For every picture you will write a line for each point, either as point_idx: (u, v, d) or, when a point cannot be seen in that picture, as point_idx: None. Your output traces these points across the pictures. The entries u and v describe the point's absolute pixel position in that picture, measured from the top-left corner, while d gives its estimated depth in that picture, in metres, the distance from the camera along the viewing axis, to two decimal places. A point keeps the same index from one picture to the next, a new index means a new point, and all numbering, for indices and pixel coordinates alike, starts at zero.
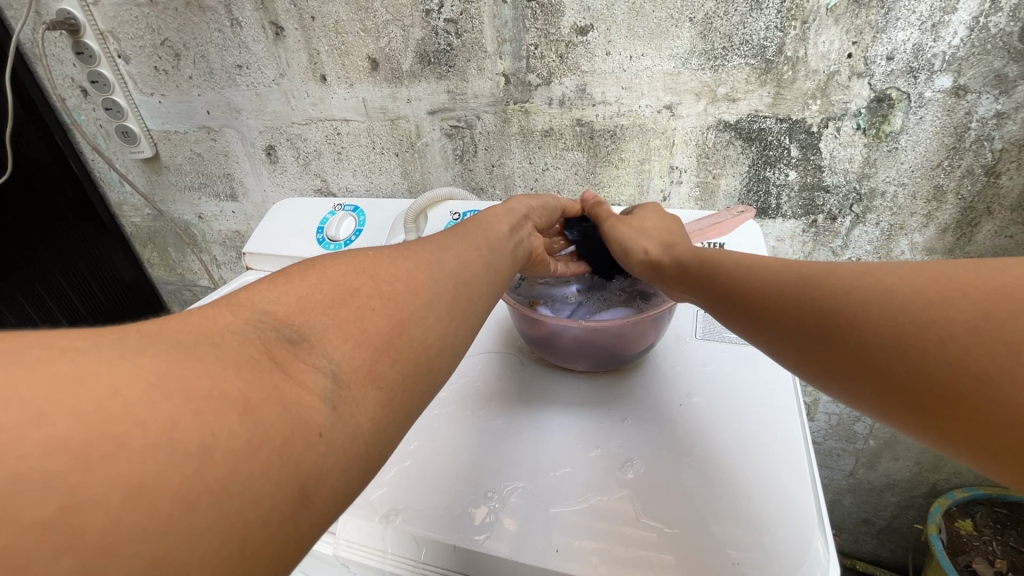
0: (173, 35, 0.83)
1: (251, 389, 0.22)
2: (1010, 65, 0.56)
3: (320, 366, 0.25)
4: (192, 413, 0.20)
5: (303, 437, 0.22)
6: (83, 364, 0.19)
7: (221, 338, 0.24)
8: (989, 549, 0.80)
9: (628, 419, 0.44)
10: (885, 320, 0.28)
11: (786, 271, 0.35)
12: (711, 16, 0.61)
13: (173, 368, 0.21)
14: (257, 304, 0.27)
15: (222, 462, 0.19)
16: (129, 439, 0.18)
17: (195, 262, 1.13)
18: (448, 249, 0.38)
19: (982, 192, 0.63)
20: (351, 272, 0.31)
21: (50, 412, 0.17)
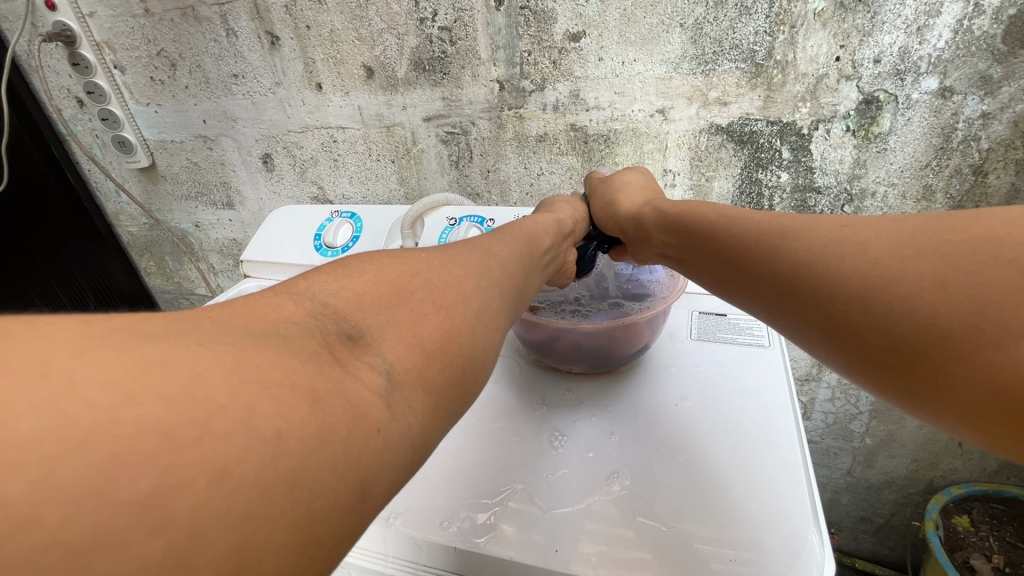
0: (169, 45, 0.84)
1: (317, 381, 0.23)
2: (994, 67, 0.57)
3: (374, 364, 0.26)
4: (269, 402, 0.20)
5: (362, 431, 0.23)
6: (166, 347, 0.19)
7: (284, 329, 0.25)
8: (986, 545, 0.81)
9: (615, 433, 0.43)
10: (840, 295, 0.31)
11: (758, 243, 0.38)
12: (701, 22, 0.62)
13: (247, 355, 0.21)
14: (318, 293, 0.28)
15: (296, 450, 0.20)
16: (213, 426, 0.18)
17: (192, 271, 1.14)
18: (488, 251, 0.39)
19: (970, 191, 0.64)
20: (406, 273, 0.32)
21: (140, 393, 0.17)
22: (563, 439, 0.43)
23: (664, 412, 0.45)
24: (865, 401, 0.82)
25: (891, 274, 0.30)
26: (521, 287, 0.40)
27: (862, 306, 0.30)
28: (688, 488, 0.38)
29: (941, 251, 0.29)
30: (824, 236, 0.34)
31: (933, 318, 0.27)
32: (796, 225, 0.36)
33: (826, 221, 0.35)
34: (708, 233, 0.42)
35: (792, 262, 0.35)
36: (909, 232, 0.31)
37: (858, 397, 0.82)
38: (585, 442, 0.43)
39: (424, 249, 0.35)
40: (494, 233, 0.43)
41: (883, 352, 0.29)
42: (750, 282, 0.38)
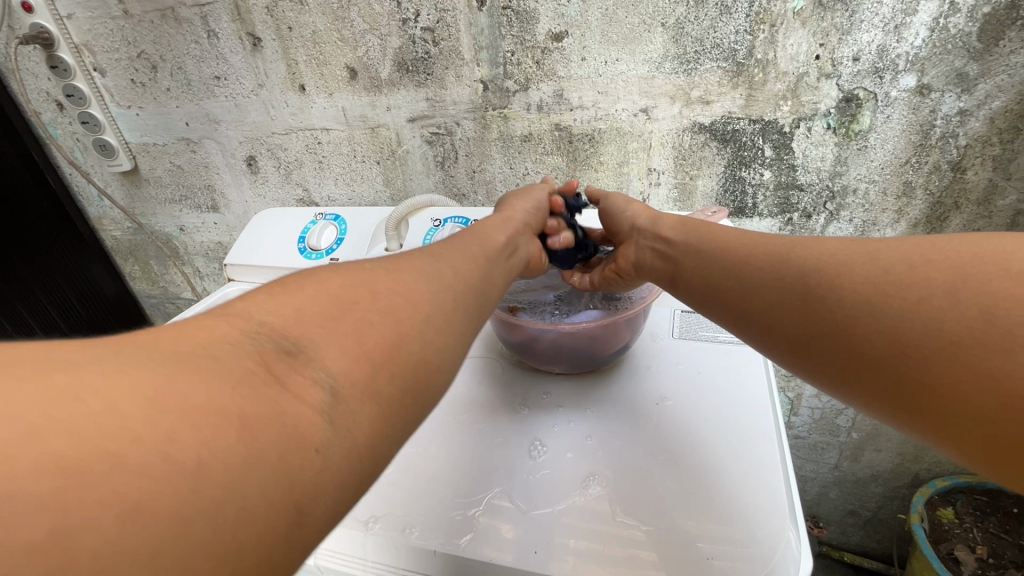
0: (149, 47, 0.83)
1: (250, 403, 0.22)
2: (971, 65, 0.58)
3: (318, 379, 0.26)
4: (189, 429, 0.20)
5: (299, 454, 0.23)
6: (78, 380, 0.20)
7: (216, 350, 0.24)
8: (970, 536, 0.81)
9: (592, 436, 0.43)
10: (848, 302, 0.34)
11: (770, 259, 0.41)
12: (683, 21, 0.63)
13: (170, 382, 0.21)
14: (253, 313, 0.27)
15: (218, 481, 0.20)
16: (123, 460, 0.18)
17: (177, 275, 1.12)
18: (437, 256, 0.39)
19: (949, 187, 0.65)
20: (352, 284, 0.32)
21: (45, 429, 0.18)
22: (540, 446, 0.43)
23: (642, 411, 0.45)
24: None
25: (898, 286, 0.33)
26: (484, 290, 0.40)
27: (870, 315, 0.33)
28: (661, 491, 0.38)
29: (945, 268, 0.32)
30: (837, 255, 0.37)
31: (941, 325, 0.30)
32: (811, 246, 0.40)
33: (831, 245, 0.39)
34: (722, 246, 0.46)
35: (805, 275, 0.38)
36: (909, 250, 0.34)
37: None
38: (562, 443, 0.43)
39: (375, 261, 0.36)
40: (454, 240, 0.44)
41: (887, 358, 0.32)
42: (761, 293, 0.40)
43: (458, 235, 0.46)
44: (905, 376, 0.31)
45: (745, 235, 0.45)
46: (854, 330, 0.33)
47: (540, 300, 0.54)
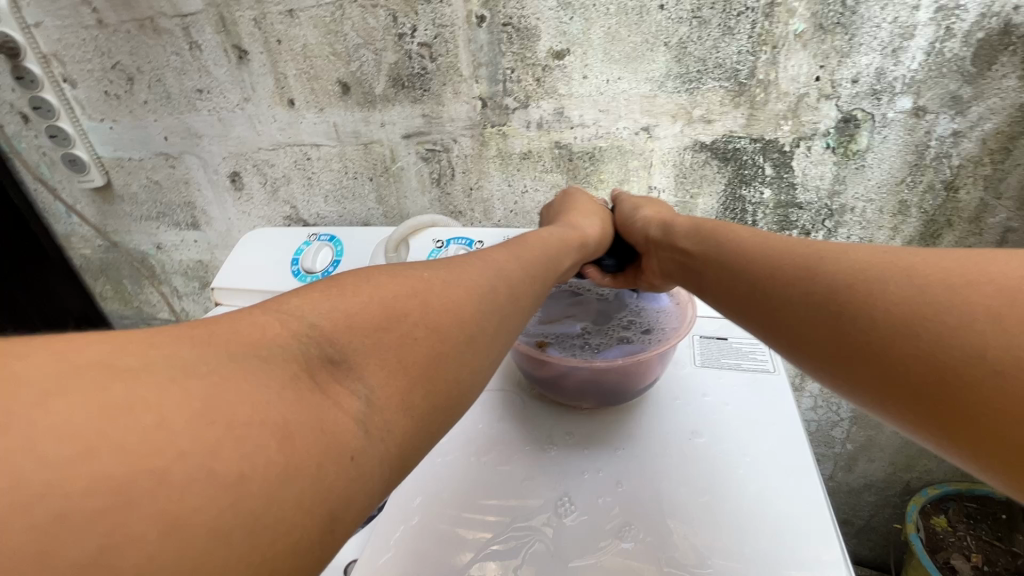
0: (126, 58, 0.78)
1: (289, 411, 0.23)
2: (964, 87, 0.59)
3: (355, 390, 0.26)
4: (233, 442, 0.21)
5: (337, 460, 0.23)
6: (132, 389, 0.20)
7: (268, 351, 0.25)
8: (964, 544, 0.84)
9: (623, 483, 0.43)
10: (880, 316, 0.32)
11: (798, 269, 0.39)
12: (685, 41, 0.62)
13: (219, 391, 0.22)
14: (306, 314, 0.28)
15: (258, 492, 0.20)
16: (169, 475, 0.19)
17: (153, 294, 1.07)
18: (495, 267, 0.39)
19: (942, 206, 0.66)
20: (402, 294, 0.31)
21: (96, 445, 0.18)
22: (569, 501, 0.42)
23: (673, 454, 0.45)
24: (845, 408, 0.84)
25: (935, 303, 0.30)
26: (527, 299, 0.39)
27: (904, 333, 0.31)
28: (666, 516, 0.40)
29: (991, 287, 0.29)
30: (873, 261, 0.35)
31: (975, 343, 0.28)
32: (846, 254, 0.37)
33: (872, 253, 0.36)
34: (746, 257, 0.44)
35: (832, 285, 0.36)
36: (955, 265, 0.32)
37: (840, 405, 0.84)
38: (592, 494, 0.42)
39: (427, 266, 0.35)
40: (502, 245, 0.43)
41: (920, 377, 0.30)
42: (788, 305, 0.39)
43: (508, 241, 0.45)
44: (938, 397, 0.29)
45: (769, 244, 0.44)
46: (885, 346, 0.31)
47: (565, 330, 0.53)
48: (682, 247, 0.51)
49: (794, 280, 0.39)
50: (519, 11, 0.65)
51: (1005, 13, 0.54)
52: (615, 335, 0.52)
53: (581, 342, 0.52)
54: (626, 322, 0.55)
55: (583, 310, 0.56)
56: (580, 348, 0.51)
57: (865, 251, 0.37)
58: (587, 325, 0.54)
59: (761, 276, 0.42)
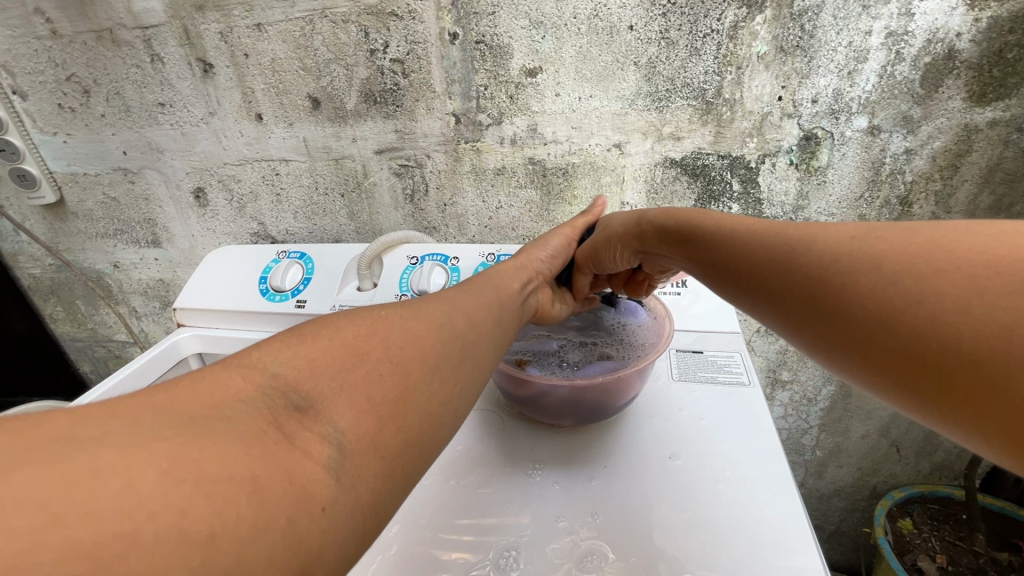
0: (81, 70, 0.75)
1: (258, 467, 0.22)
2: (914, 108, 0.62)
3: (326, 434, 0.26)
4: (203, 499, 0.20)
5: (306, 513, 0.23)
6: (96, 457, 0.20)
7: (229, 411, 0.24)
8: (928, 545, 0.86)
9: (599, 512, 0.41)
10: (865, 311, 0.32)
11: (803, 246, 0.37)
12: (655, 61, 0.64)
13: (186, 450, 0.21)
14: (268, 365, 0.28)
15: (228, 551, 0.20)
16: (139, 538, 0.18)
17: (109, 315, 1.02)
18: (460, 307, 0.39)
19: (898, 219, 0.69)
20: (362, 335, 0.31)
21: (64, 513, 0.18)
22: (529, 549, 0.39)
23: (651, 474, 0.44)
24: (814, 416, 0.86)
25: (923, 293, 0.30)
26: (494, 334, 0.40)
27: (894, 328, 0.31)
28: (643, 530, 0.40)
29: (1006, 261, 0.28)
30: (845, 247, 0.35)
31: (971, 336, 0.28)
32: (855, 228, 0.36)
33: (894, 227, 0.34)
34: (743, 237, 0.42)
35: (816, 276, 0.35)
36: (926, 244, 0.32)
37: (808, 413, 0.86)
38: (565, 525, 0.41)
39: (382, 308, 0.35)
40: (461, 286, 0.43)
41: (919, 370, 0.30)
42: (791, 288, 0.37)
43: (465, 280, 0.45)
44: (953, 375, 0.28)
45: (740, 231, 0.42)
46: (903, 324, 0.30)
47: (543, 349, 0.53)
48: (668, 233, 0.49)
49: (780, 270, 0.38)
50: (492, 29, 0.65)
51: (950, 40, 0.58)
52: (590, 352, 0.53)
53: (560, 360, 0.51)
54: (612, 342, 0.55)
55: (562, 331, 0.57)
56: (559, 367, 0.50)
57: (846, 227, 0.36)
58: (563, 341, 0.55)
59: (742, 261, 0.41)
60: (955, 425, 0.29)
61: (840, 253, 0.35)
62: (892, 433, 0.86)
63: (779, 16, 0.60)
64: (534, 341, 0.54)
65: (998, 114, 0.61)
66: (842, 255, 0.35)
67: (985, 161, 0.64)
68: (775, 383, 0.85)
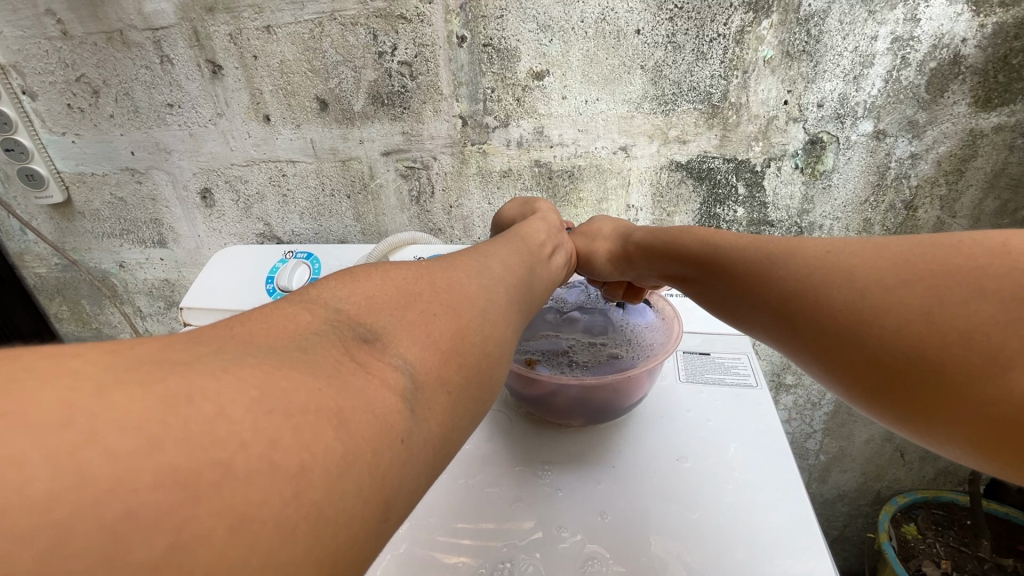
0: (91, 71, 0.76)
1: (341, 397, 0.23)
2: (920, 113, 0.63)
3: (396, 364, 0.26)
4: (291, 432, 0.20)
5: (387, 444, 0.23)
6: (189, 383, 0.19)
7: (304, 343, 0.25)
8: (934, 551, 0.85)
9: (609, 512, 0.42)
10: (840, 323, 0.35)
11: (778, 266, 0.41)
12: (661, 65, 0.65)
13: (271, 382, 0.21)
14: (330, 301, 0.28)
15: (319, 483, 0.20)
16: (234, 468, 0.18)
17: (114, 315, 1.02)
18: (500, 262, 0.40)
19: (903, 224, 0.69)
20: (412, 277, 0.32)
21: (161, 437, 0.17)
22: (539, 550, 0.39)
23: (660, 474, 0.45)
24: (818, 419, 0.86)
25: (888, 305, 0.33)
26: (529, 289, 0.41)
27: (865, 337, 0.34)
28: (651, 532, 0.40)
29: (944, 279, 0.32)
30: (822, 264, 0.38)
31: (933, 343, 0.31)
32: (820, 248, 0.40)
33: (852, 247, 0.38)
34: (726, 257, 0.46)
35: (798, 293, 0.39)
36: (894, 259, 0.35)
37: (812, 416, 0.86)
38: (571, 529, 0.40)
39: (427, 259, 0.35)
40: (492, 242, 0.45)
41: (890, 375, 0.33)
42: (769, 305, 0.41)
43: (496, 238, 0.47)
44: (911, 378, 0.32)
45: (729, 249, 0.46)
46: (863, 335, 0.34)
47: (551, 348, 0.53)
48: (658, 251, 0.53)
49: (764, 287, 0.41)
50: (500, 32, 0.66)
51: (955, 45, 0.58)
52: (600, 352, 0.53)
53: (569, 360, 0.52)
54: (620, 342, 0.55)
55: (571, 329, 0.57)
56: (568, 367, 0.50)
57: (821, 244, 0.40)
58: (572, 341, 0.55)
59: (733, 277, 0.44)
60: (918, 425, 0.33)
61: (817, 270, 0.38)
62: (897, 437, 0.86)
63: (786, 21, 0.60)
64: (541, 342, 0.54)
65: (1003, 119, 0.61)
66: (820, 271, 0.38)
67: (990, 166, 0.64)
68: (780, 386, 0.84)
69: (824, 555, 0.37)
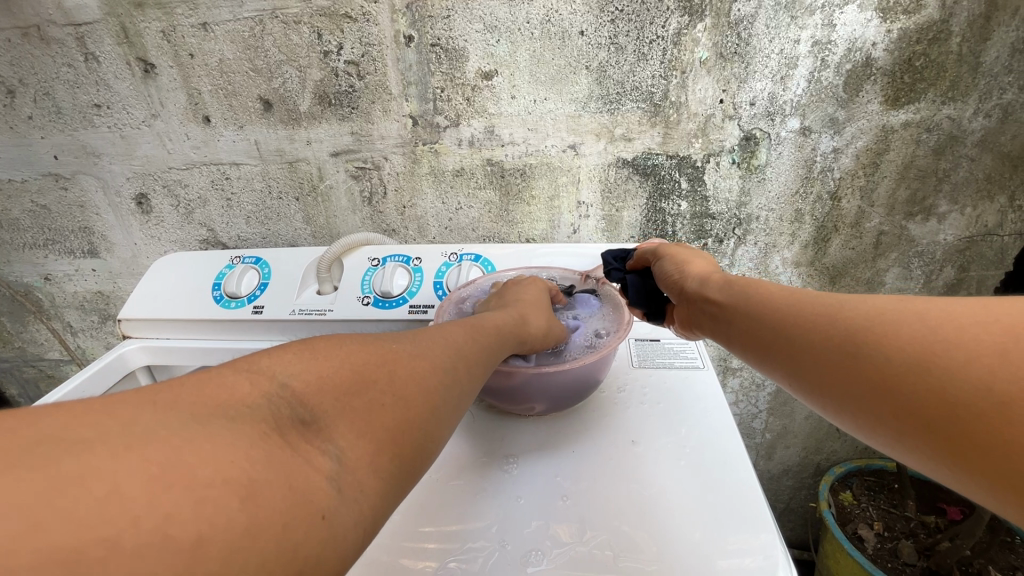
0: (5, 68, 0.70)
1: (254, 470, 0.23)
2: (839, 111, 0.68)
3: (326, 450, 0.27)
4: (191, 505, 0.21)
5: (303, 519, 0.24)
6: (86, 462, 0.20)
7: (233, 412, 0.26)
8: (867, 514, 0.93)
9: (570, 495, 0.43)
10: (892, 357, 0.32)
11: (800, 319, 0.38)
12: (605, 65, 0.67)
13: (181, 458, 0.22)
14: (277, 372, 0.29)
15: (216, 557, 0.20)
16: (121, 543, 0.19)
17: (40, 332, 0.95)
18: (456, 343, 0.40)
19: (829, 214, 0.75)
20: (373, 363, 0.33)
21: (47, 519, 0.18)
22: (505, 535, 0.40)
23: (616, 456, 0.47)
24: (763, 400, 0.92)
25: (947, 341, 0.30)
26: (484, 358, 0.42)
27: (917, 371, 0.30)
28: (611, 508, 0.42)
29: (958, 321, 0.30)
30: (878, 302, 0.35)
31: (993, 381, 0.27)
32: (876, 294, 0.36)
33: (871, 293, 0.36)
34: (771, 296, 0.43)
35: (849, 329, 0.35)
36: (964, 304, 0.31)
37: (757, 397, 0.92)
38: (535, 514, 0.42)
39: (391, 337, 0.37)
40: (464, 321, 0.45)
41: (940, 416, 0.29)
42: (797, 363, 0.38)
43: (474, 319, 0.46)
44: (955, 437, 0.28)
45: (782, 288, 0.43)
46: (894, 375, 0.31)
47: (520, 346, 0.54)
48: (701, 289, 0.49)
49: (810, 322, 0.38)
50: (447, 32, 0.66)
51: (867, 49, 0.64)
52: (585, 342, 0.55)
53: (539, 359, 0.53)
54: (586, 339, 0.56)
55: None
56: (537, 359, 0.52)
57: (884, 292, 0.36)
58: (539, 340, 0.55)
59: (774, 311, 0.41)
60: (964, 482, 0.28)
61: (874, 305, 0.35)
62: None
63: (718, 25, 0.64)
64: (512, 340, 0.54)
65: (910, 116, 0.67)
66: (876, 306, 0.35)
67: (901, 159, 0.70)
68: (727, 370, 0.89)
69: (770, 521, 0.40)
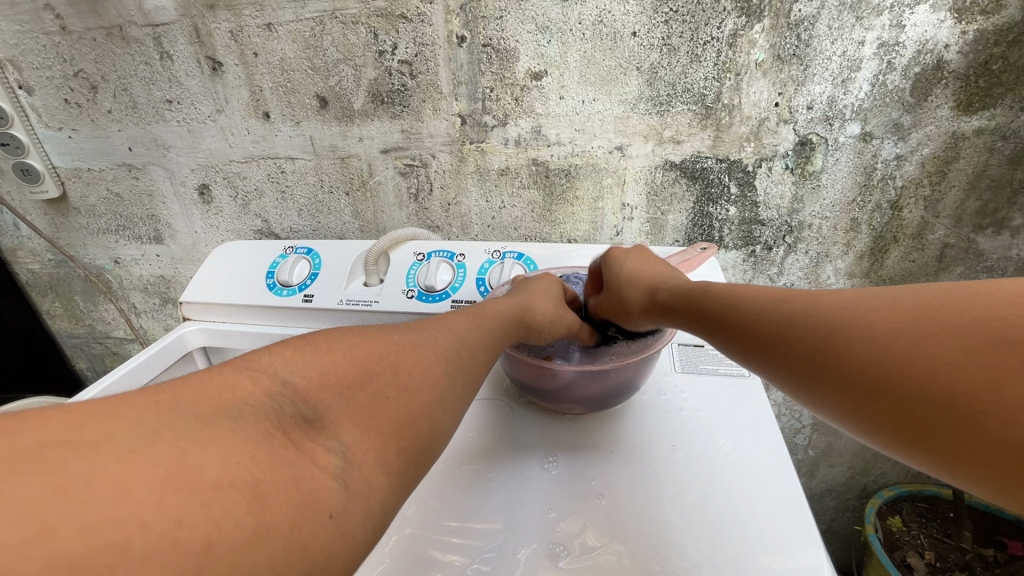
0: (90, 66, 0.76)
1: (262, 471, 0.23)
2: (905, 116, 0.65)
3: (331, 447, 0.27)
4: (200, 508, 0.20)
5: (313, 517, 0.24)
6: (89, 467, 0.20)
7: (236, 412, 0.26)
8: (918, 542, 0.88)
9: (605, 495, 0.43)
10: (863, 358, 0.33)
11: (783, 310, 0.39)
12: (656, 67, 0.66)
13: (185, 459, 0.22)
14: (278, 371, 0.30)
15: (225, 560, 0.20)
16: (131, 548, 0.18)
17: (109, 311, 1.02)
18: (458, 336, 0.41)
19: (888, 223, 0.72)
20: (376, 355, 0.34)
21: (52, 525, 0.18)
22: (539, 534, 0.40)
23: (655, 463, 0.46)
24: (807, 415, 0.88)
25: (916, 340, 0.31)
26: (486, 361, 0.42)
27: (891, 370, 0.31)
28: (645, 516, 0.41)
29: (921, 318, 0.32)
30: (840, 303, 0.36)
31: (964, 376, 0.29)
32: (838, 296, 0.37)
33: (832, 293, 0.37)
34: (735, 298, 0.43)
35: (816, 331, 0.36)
36: (923, 300, 0.33)
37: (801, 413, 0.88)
38: (568, 514, 0.42)
39: (394, 329, 0.38)
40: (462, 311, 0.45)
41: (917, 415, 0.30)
42: (776, 349, 0.38)
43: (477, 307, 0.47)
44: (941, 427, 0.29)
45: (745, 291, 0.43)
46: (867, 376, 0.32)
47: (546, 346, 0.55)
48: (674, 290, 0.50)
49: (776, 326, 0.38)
50: (499, 33, 0.67)
51: (938, 51, 0.60)
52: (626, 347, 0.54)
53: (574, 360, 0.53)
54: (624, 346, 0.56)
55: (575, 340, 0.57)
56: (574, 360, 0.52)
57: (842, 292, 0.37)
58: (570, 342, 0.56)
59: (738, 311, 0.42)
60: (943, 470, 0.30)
61: (836, 307, 0.36)
62: None
63: (776, 26, 0.62)
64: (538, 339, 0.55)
65: (983, 122, 0.64)
66: (838, 308, 0.36)
67: (971, 168, 0.66)
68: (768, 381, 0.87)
69: (817, 538, 0.39)
